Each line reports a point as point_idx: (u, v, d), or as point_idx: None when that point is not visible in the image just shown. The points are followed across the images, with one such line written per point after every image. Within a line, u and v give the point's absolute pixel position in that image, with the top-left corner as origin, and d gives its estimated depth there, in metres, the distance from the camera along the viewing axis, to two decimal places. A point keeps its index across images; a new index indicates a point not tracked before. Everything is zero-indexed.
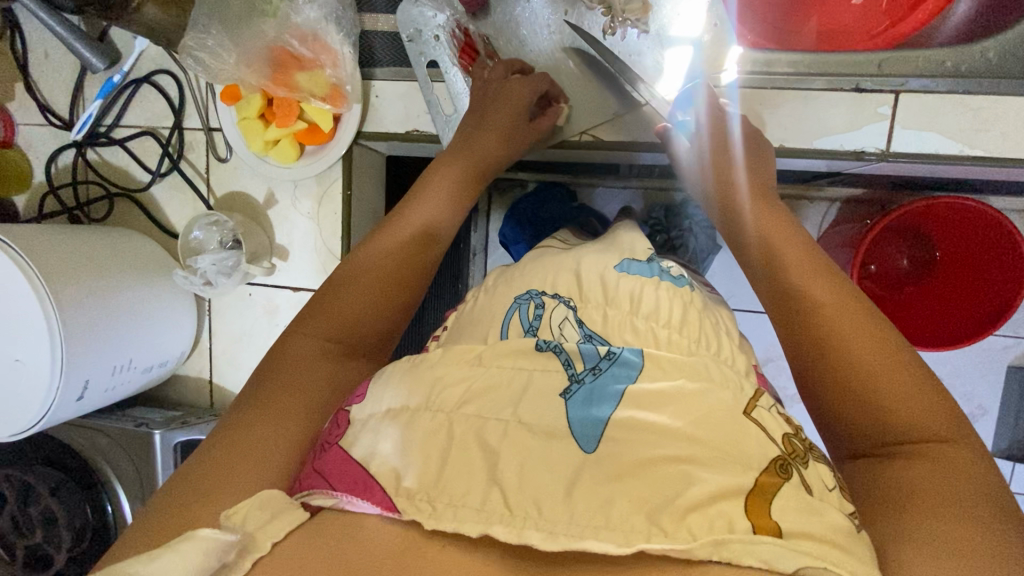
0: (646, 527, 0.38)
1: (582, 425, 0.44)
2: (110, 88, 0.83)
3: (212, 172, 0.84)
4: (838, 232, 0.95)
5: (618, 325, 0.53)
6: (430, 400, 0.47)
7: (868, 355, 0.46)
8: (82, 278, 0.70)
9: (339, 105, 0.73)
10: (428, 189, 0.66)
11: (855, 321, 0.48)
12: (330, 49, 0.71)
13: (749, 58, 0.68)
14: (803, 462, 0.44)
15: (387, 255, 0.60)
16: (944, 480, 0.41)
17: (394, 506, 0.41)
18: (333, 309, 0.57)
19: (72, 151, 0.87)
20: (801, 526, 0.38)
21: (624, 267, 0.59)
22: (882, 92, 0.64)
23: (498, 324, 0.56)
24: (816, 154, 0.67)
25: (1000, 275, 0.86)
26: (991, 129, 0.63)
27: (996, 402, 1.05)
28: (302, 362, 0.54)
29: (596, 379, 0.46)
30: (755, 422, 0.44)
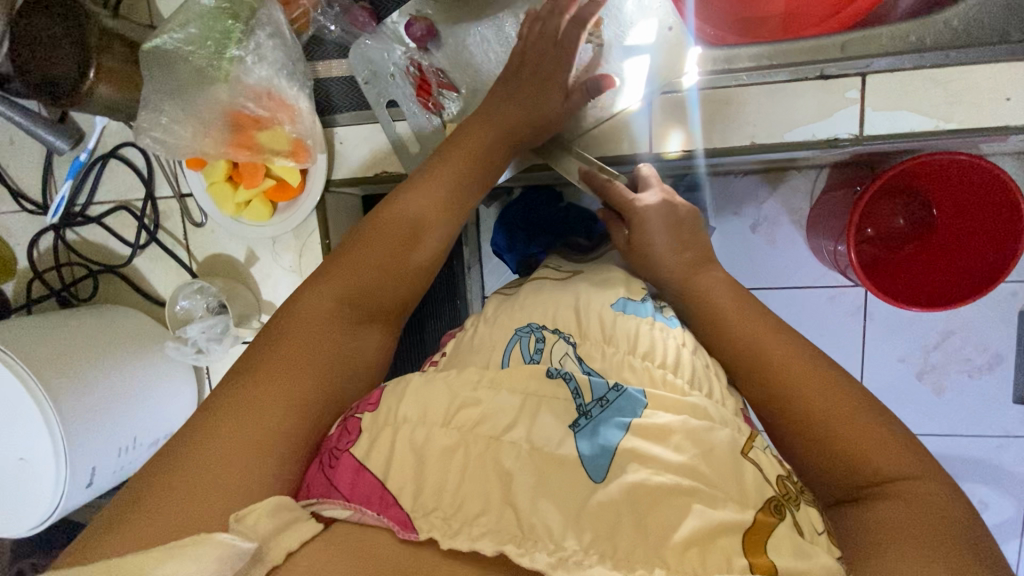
0: (651, 554, 0.39)
1: (591, 455, 0.44)
2: (77, 168, 0.83)
3: (190, 238, 0.83)
4: (829, 201, 0.94)
5: (620, 363, 0.53)
6: (448, 416, 0.46)
7: (825, 403, 0.49)
8: (73, 368, 0.70)
9: (302, 159, 0.72)
10: (447, 155, 0.61)
11: (808, 370, 0.51)
12: (287, 105, 0.69)
13: (711, 56, 0.64)
14: (795, 505, 0.44)
15: (405, 219, 0.57)
16: (923, 520, 0.42)
17: (410, 525, 0.42)
18: (349, 271, 0.55)
19: (51, 234, 0.88)
20: (797, 566, 0.39)
21: (621, 306, 0.57)
22: (848, 77, 0.63)
23: (499, 351, 0.56)
24: (788, 147, 0.65)
25: (1001, 228, 0.83)
26: (963, 100, 0.61)
27: (1012, 349, 1.02)
28: (306, 333, 0.51)
29: (600, 417, 0.46)
30: (753, 461, 0.45)
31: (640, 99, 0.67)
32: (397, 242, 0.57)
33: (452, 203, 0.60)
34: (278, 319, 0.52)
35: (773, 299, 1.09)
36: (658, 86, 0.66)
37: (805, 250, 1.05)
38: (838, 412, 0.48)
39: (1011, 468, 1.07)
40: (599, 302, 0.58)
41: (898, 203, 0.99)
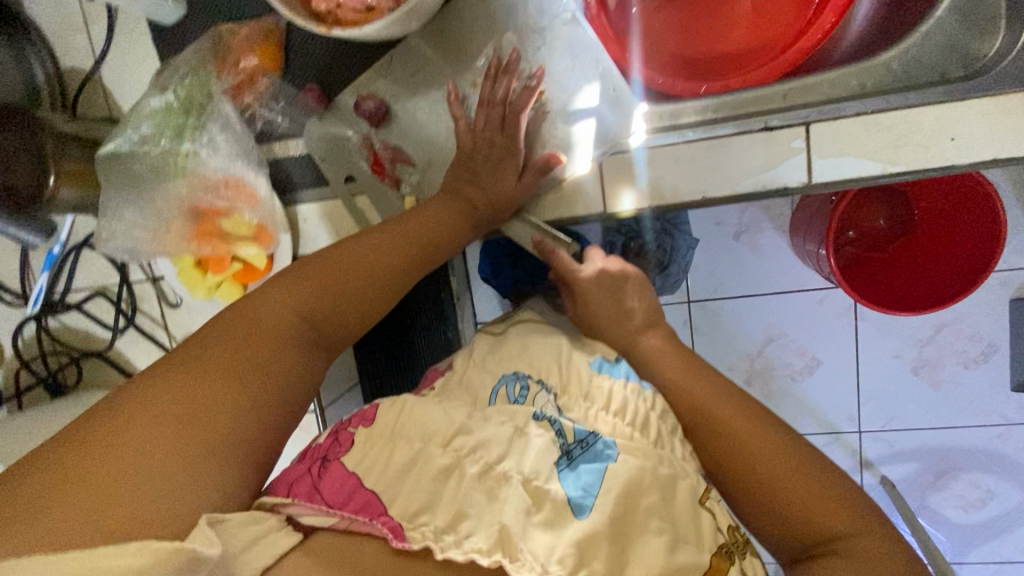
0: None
1: (577, 496, 0.46)
2: (51, 260, 0.85)
3: (167, 318, 0.85)
4: (803, 213, 0.92)
5: (591, 417, 0.55)
6: (449, 437, 0.50)
7: (770, 464, 0.51)
8: None
9: (267, 242, 0.73)
10: (434, 204, 0.65)
11: (753, 429, 0.54)
12: (247, 192, 0.71)
13: (658, 113, 0.66)
14: (744, 553, 0.48)
15: (381, 250, 0.58)
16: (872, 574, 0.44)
17: (403, 535, 0.43)
18: (318, 286, 0.53)
19: (32, 323, 0.89)
20: None
21: (600, 367, 0.59)
22: (793, 127, 0.63)
23: (487, 391, 0.60)
24: (740, 199, 0.66)
25: (973, 236, 0.86)
26: (908, 142, 0.61)
27: (1006, 338, 0.98)
28: (281, 334, 0.49)
29: (580, 458, 0.49)
30: (709, 510, 0.49)
31: (589, 162, 0.68)
32: (383, 270, 0.57)
33: (426, 238, 0.62)
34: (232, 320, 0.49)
35: (763, 304, 1.05)
36: (606, 147, 0.67)
37: (791, 256, 1.01)
38: (783, 471, 0.51)
39: (1015, 456, 1.03)
40: (568, 363, 0.60)
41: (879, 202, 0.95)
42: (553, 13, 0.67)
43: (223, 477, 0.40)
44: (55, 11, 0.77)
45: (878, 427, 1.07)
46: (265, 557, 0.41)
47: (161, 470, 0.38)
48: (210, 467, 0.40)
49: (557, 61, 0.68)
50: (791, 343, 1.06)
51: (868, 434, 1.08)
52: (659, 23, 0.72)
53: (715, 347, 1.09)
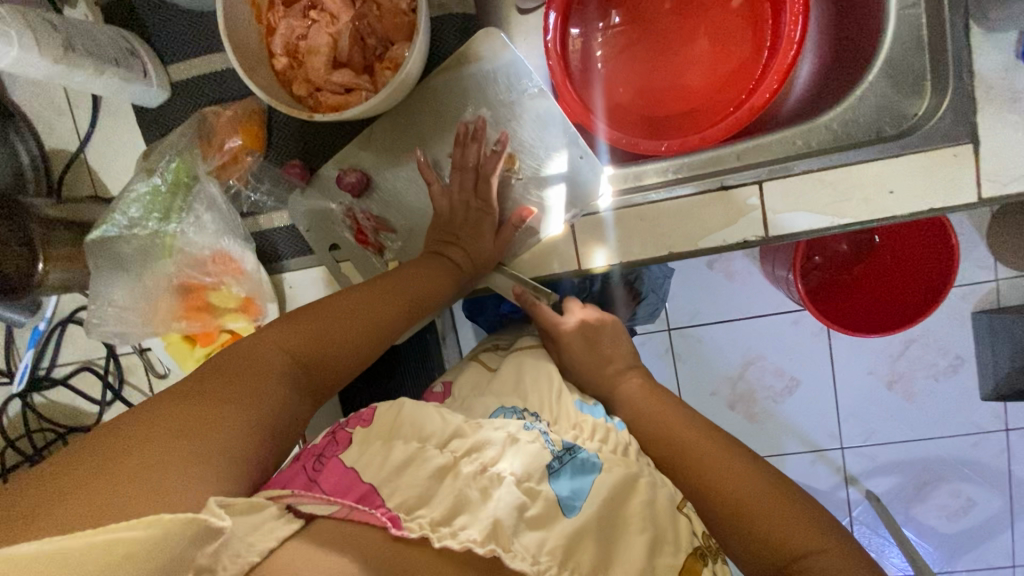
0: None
1: (567, 493, 0.49)
2: (37, 337, 0.85)
3: (156, 388, 0.85)
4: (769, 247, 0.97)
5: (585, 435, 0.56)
6: (444, 438, 0.51)
7: (741, 488, 0.52)
8: None
9: (254, 312, 0.75)
10: (421, 262, 0.68)
11: (725, 456, 0.55)
12: (232, 264, 0.73)
13: (621, 174, 0.72)
14: (716, 558, 0.51)
15: (373, 298, 0.61)
16: None
17: (400, 524, 0.44)
18: (314, 329, 0.56)
19: (18, 401, 0.89)
20: None
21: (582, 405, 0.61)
22: (747, 185, 0.68)
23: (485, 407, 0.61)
24: (705, 253, 0.70)
25: (929, 269, 0.91)
26: (852, 196, 0.66)
27: (971, 350, 1.04)
28: (269, 370, 0.50)
29: (570, 463, 0.52)
30: (687, 515, 0.52)
31: (562, 224, 0.72)
32: (370, 313, 0.59)
33: (415, 286, 0.64)
34: (228, 356, 0.50)
35: (739, 333, 1.09)
36: (576, 210, 0.71)
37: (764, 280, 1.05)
38: (744, 494, 0.52)
39: (989, 462, 1.07)
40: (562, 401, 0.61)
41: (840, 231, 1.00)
42: (520, 88, 0.71)
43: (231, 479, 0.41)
44: (38, 96, 0.79)
45: (859, 443, 1.11)
46: (269, 540, 0.41)
47: (169, 469, 0.38)
48: (215, 467, 0.40)
49: (524, 133, 0.72)
50: (770, 365, 1.10)
51: (851, 451, 1.11)
52: (619, 71, 0.75)
53: (698, 374, 1.12)
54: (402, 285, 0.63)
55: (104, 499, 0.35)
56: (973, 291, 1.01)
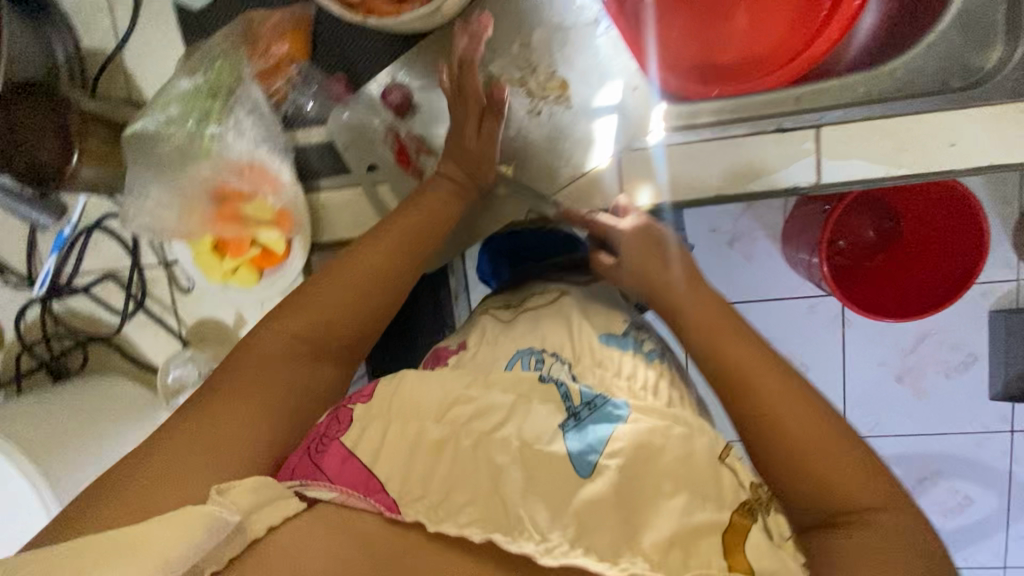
0: (628, 547, 0.46)
1: (579, 451, 0.49)
2: (61, 242, 0.84)
3: (179, 303, 0.84)
4: (800, 217, 0.96)
5: (607, 384, 0.59)
6: (440, 412, 0.52)
7: (811, 435, 0.49)
8: (72, 447, 0.72)
9: (287, 229, 0.74)
10: (414, 208, 0.66)
11: (797, 404, 0.50)
12: (270, 178, 0.72)
13: (676, 110, 0.68)
14: (769, 507, 0.50)
15: (362, 271, 0.62)
16: (886, 550, 0.45)
17: (395, 507, 0.48)
18: (307, 310, 0.60)
19: (37, 307, 0.88)
20: (769, 567, 0.45)
21: (607, 339, 0.63)
22: (803, 129, 0.66)
23: (503, 361, 0.61)
24: (755, 196, 0.69)
25: (955, 241, 0.90)
26: (912, 146, 0.65)
27: (985, 347, 1.02)
28: (279, 360, 0.57)
29: (587, 419, 0.52)
30: (730, 467, 0.50)
31: (608, 157, 0.70)
32: (360, 281, 0.62)
33: (409, 249, 0.65)
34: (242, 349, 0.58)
35: (757, 312, 1.08)
36: (625, 143, 0.70)
37: (781, 264, 1.04)
38: (812, 443, 0.48)
39: (991, 462, 1.07)
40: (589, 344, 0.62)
41: (863, 213, 0.99)
42: (575, 15, 0.69)
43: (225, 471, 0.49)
44: None
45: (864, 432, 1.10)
46: (271, 518, 0.46)
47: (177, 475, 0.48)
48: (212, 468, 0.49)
49: (579, 59, 0.70)
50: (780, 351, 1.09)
51: None
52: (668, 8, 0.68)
53: None
54: (391, 247, 0.64)
55: (148, 503, 0.46)
56: (995, 288, 1.00)
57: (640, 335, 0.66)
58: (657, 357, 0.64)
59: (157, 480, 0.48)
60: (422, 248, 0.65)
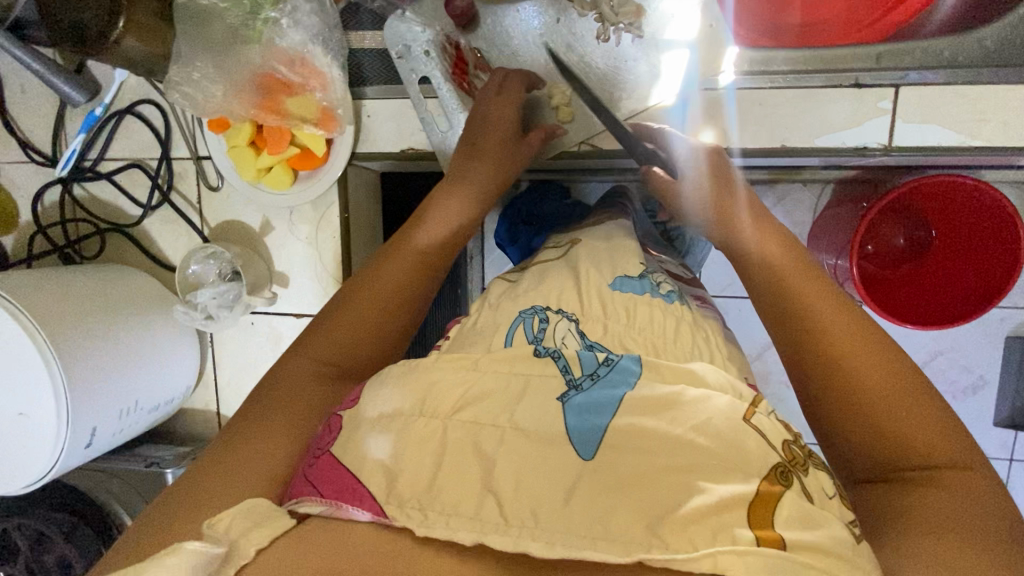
0: (645, 535, 0.35)
1: (581, 430, 0.40)
2: (91, 122, 0.80)
3: (205, 201, 0.81)
4: (833, 215, 0.93)
5: (618, 337, 0.54)
6: (422, 402, 0.43)
7: (884, 383, 0.47)
8: (80, 323, 0.69)
9: (330, 128, 0.71)
10: (441, 204, 0.63)
11: (874, 353, 0.48)
12: (319, 72, 0.69)
13: (748, 56, 0.67)
14: (804, 470, 0.42)
15: (389, 282, 0.57)
16: (962, 505, 0.42)
17: (383, 512, 0.38)
18: (332, 328, 0.55)
19: (58, 188, 0.85)
20: (812, 541, 0.35)
21: (619, 285, 0.59)
22: (882, 87, 0.64)
23: (502, 331, 0.53)
24: (819, 152, 0.67)
25: (993, 245, 0.82)
26: (991, 118, 0.63)
27: (996, 373, 1.02)
28: (300, 384, 0.52)
29: (590, 390, 0.43)
30: (756, 427, 0.42)
31: (674, 94, 0.67)
32: (382, 292, 0.56)
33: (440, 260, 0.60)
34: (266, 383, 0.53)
35: None
36: (696, 81, 0.67)
37: None
38: (889, 390, 0.46)
39: None
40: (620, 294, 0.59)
41: (896, 221, 0.97)
42: None
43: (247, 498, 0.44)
44: None
45: None
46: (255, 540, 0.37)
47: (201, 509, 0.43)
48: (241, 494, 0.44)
49: None
50: None
51: None
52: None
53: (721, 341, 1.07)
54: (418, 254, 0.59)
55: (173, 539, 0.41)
56: (1015, 315, 1.00)
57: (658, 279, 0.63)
58: (677, 299, 0.61)
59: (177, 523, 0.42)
60: (441, 260, 0.60)
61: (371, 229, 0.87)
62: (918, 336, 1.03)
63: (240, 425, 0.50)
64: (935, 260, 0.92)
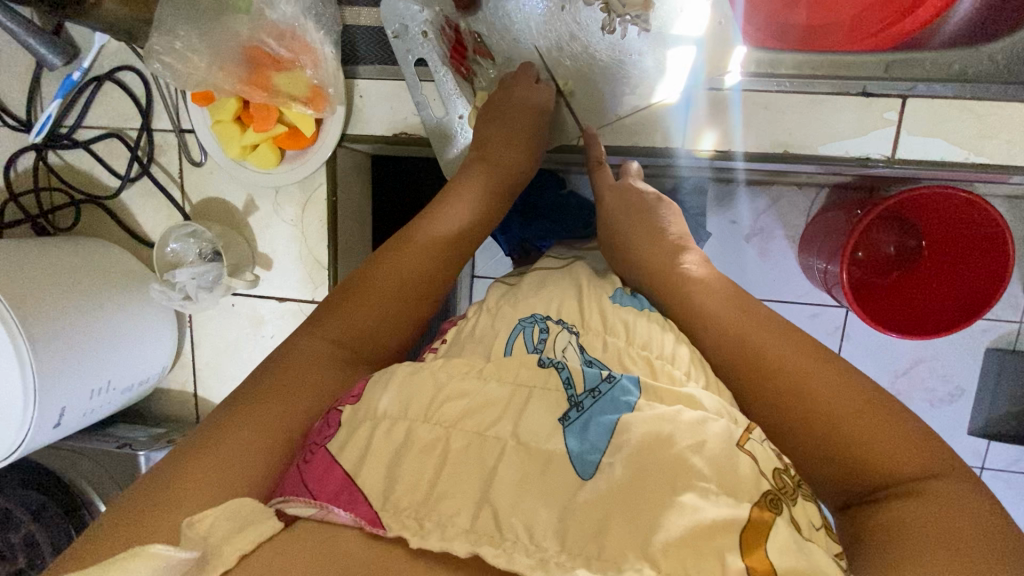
0: (636, 552, 0.36)
1: (580, 451, 0.41)
2: (68, 87, 0.76)
3: (186, 176, 0.78)
4: (826, 219, 0.91)
5: (618, 353, 0.51)
6: (430, 411, 0.44)
7: (838, 394, 0.44)
8: (52, 303, 0.66)
9: (321, 108, 0.68)
10: (451, 198, 0.62)
11: (813, 360, 0.47)
12: (310, 49, 0.66)
13: (754, 58, 0.65)
14: (792, 499, 0.42)
15: (406, 269, 0.58)
16: (943, 521, 0.38)
17: (379, 521, 0.39)
18: (347, 310, 0.56)
19: (32, 155, 0.81)
20: (794, 565, 0.36)
21: (618, 298, 0.57)
22: (889, 97, 0.63)
23: (502, 340, 0.52)
24: (822, 160, 0.66)
25: (983, 255, 0.81)
26: (996, 135, 0.62)
27: (975, 383, 1.03)
28: (315, 361, 0.52)
29: (591, 410, 0.44)
30: (749, 454, 0.41)
31: (678, 93, 0.65)
32: (406, 276, 0.57)
33: (453, 259, 0.60)
34: (276, 359, 0.53)
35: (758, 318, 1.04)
36: (701, 79, 0.65)
37: (794, 266, 1.02)
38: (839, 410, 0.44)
39: None
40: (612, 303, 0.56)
41: (887, 228, 0.97)
42: None
43: (248, 474, 0.44)
44: None
45: None
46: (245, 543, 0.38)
47: (194, 488, 0.42)
48: (242, 472, 0.44)
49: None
50: None
51: None
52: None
53: None
54: (433, 242, 0.60)
55: (170, 523, 0.40)
56: (997, 326, 1.01)
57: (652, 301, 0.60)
58: None
59: (168, 510, 0.41)
60: (456, 241, 0.61)
61: (360, 213, 0.84)
62: (900, 345, 1.04)
63: (243, 401, 0.49)
64: (925, 270, 0.92)
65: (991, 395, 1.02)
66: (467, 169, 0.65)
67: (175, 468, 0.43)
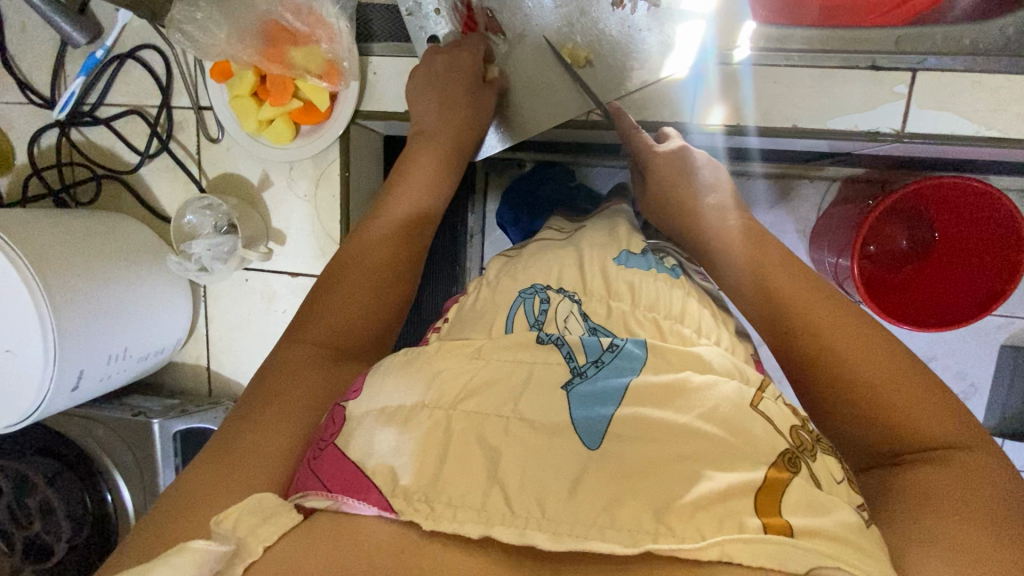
0: (653, 525, 0.36)
1: (586, 420, 0.41)
2: (91, 65, 0.79)
3: (203, 152, 0.80)
4: (837, 213, 0.91)
5: (623, 318, 0.51)
6: (431, 393, 0.43)
7: (878, 366, 0.45)
8: (74, 270, 0.68)
9: (335, 82, 0.70)
10: (408, 183, 0.65)
11: (826, 324, 0.48)
12: (325, 23, 0.68)
13: (764, 32, 0.61)
14: (812, 455, 0.42)
15: (366, 259, 0.60)
16: (965, 487, 0.40)
17: (390, 506, 0.38)
18: (319, 316, 0.57)
19: (55, 131, 0.84)
20: (814, 523, 0.36)
21: (623, 259, 0.57)
22: (899, 70, 0.63)
23: (502, 316, 0.52)
24: (829, 135, 0.66)
25: (999, 247, 0.80)
26: (1007, 108, 0.63)
27: (988, 381, 1.02)
28: (302, 363, 0.54)
29: (594, 377, 0.43)
30: (762, 415, 0.42)
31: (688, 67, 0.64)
32: (376, 267, 0.60)
33: None
34: (264, 373, 0.54)
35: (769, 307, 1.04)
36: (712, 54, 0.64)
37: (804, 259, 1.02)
38: (879, 379, 0.45)
39: None
40: (616, 267, 0.56)
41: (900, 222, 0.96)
42: None
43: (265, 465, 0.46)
44: None
45: None
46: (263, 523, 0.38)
47: (217, 495, 0.43)
48: (256, 467, 0.45)
49: None
50: None
51: None
52: None
53: None
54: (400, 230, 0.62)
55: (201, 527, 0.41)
56: (1013, 324, 1.00)
57: (659, 254, 0.61)
58: (682, 274, 0.59)
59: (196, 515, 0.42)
60: (413, 236, 0.64)
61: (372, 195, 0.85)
62: (913, 340, 1.03)
63: (244, 413, 0.50)
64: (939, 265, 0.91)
65: (1004, 393, 1.01)
66: (435, 147, 0.68)
67: (195, 483, 0.44)
